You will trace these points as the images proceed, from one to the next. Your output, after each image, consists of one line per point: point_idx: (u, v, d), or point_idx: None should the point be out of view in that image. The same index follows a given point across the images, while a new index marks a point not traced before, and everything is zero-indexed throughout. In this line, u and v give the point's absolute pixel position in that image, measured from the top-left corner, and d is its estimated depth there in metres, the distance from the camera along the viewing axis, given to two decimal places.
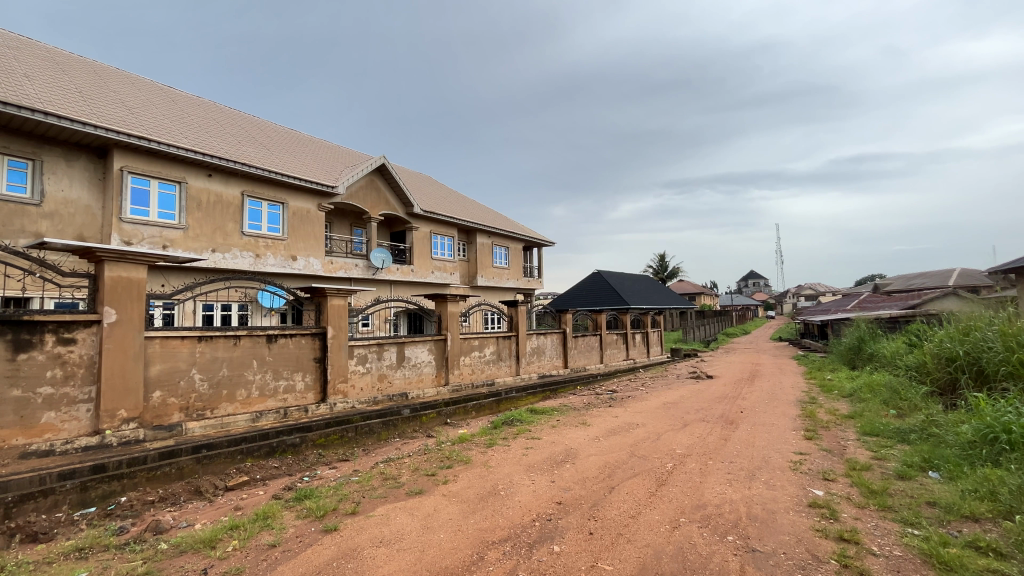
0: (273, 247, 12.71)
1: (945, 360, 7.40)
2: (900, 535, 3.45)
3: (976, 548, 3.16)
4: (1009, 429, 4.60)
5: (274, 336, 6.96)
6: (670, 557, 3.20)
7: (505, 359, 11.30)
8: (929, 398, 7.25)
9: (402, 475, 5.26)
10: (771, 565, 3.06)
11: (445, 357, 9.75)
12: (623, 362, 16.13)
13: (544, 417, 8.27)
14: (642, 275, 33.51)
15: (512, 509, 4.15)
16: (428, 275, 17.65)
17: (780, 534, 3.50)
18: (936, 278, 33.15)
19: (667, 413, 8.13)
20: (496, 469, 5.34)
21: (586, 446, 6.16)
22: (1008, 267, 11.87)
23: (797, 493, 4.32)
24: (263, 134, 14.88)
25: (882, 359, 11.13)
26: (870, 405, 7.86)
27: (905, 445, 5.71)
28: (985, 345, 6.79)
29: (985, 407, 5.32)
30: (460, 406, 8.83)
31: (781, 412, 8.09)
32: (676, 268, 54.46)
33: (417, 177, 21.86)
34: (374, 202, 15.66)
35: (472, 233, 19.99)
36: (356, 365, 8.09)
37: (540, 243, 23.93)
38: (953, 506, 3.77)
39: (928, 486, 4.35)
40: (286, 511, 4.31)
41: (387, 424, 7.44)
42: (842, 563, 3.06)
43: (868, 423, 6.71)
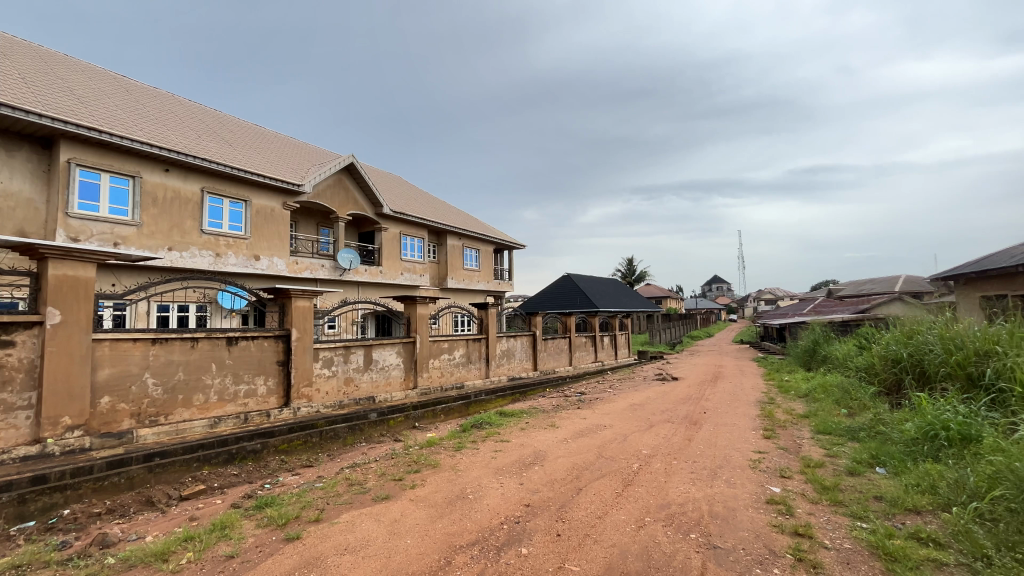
0: (234, 246, 12.26)
1: (891, 362, 7.83)
2: (849, 528, 3.63)
3: (917, 538, 3.36)
4: (947, 426, 4.91)
5: (234, 338, 6.72)
6: (635, 557, 3.25)
7: (475, 362, 11.25)
8: (876, 398, 7.65)
9: (368, 480, 5.17)
10: (731, 561, 3.16)
11: (414, 360, 9.63)
12: (591, 364, 16.35)
13: (512, 420, 8.28)
14: (611, 279, 34.10)
15: (481, 512, 4.13)
16: (398, 277, 17.41)
17: (740, 530, 3.62)
18: (883, 284, 35.14)
19: (634, 415, 8.28)
20: (465, 472, 5.30)
21: (555, 448, 6.21)
22: (947, 275, 12.69)
23: (756, 490, 4.48)
24: (225, 128, 14.36)
25: (835, 361, 11.68)
26: (824, 405, 8.23)
27: (856, 442, 6.00)
28: (926, 348, 7.19)
29: (927, 406, 5.65)
30: (429, 409, 8.70)
31: (742, 413, 8.35)
32: (644, 272, 55.72)
33: (387, 177, 21.56)
34: (342, 202, 15.33)
35: (442, 235, 19.84)
36: (322, 368, 7.89)
37: (511, 245, 23.97)
38: (898, 499, 3.99)
39: (876, 481, 4.59)
40: (246, 520, 4.15)
41: (353, 429, 7.27)
42: (797, 557, 3.19)
43: (821, 422, 7.02)
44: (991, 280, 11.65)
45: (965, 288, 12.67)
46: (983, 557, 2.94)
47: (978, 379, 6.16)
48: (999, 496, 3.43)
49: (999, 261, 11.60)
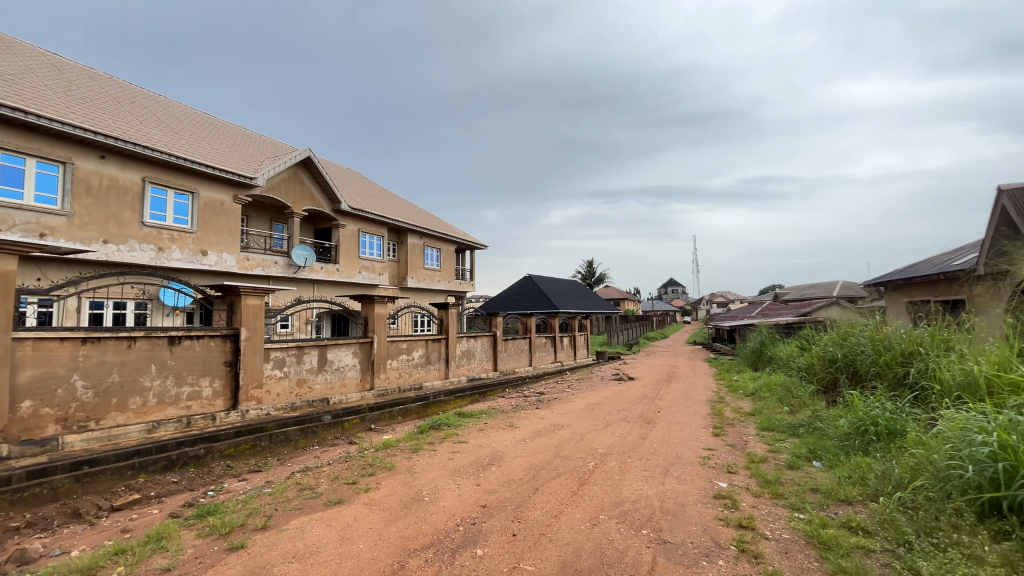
0: (178, 240, 11.58)
1: (828, 362, 8.34)
2: (788, 519, 3.84)
3: (848, 527, 3.59)
4: (877, 422, 5.28)
5: (176, 338, 6.34)
6: (589, 554, 3.31)
7: (434, 363, 11.12)
8: (815, 396, 8.12)
9: (320, 484, 5.00)
10: (680, 555, 3.28)
11: (371, 361, 9.41)
12: (550, 364, 16.52)
13: (471, 421, 8.24)
14: (572, 280, 34.61)
15: (436, 514, 4.08)
16: (355, 276, 16.98)
17: (689, 525, 3.75)
18: (823, 289, 37.47)
19: (591, 414, 8.45)
20: (421, 474, 5.23)
21: (513, 448, 6.23)
22: (878, 282, 13.67)
23: (704, 486, 4.66)
24: (170, 115, 13.54)
25: (779, 361, 12.31)
26: (768, 403, 8.67)
27: (796, 438, 6.36)
28: (859, 349, 7.71)
29: (859, 403, 6.06)
30: (386, 411, 8.51)
31: (694, 412, 8.64)
32: (603, 274, 56.85)
33: (346, 173, 20.97)
34: (297, 197, 14.80)
35: (403, 233, 19.52)
36: (273, 369, 7.58)
37: (473, 245, 23.88)
38: (832, 491, 4.25)
39: (812, 474, 4.88)
40: (185, 530, 3.93)
41: (305, 431, 7.02)
42: (740, 548, 3.34)
43: (765, 419, 7.39)
44: (917, 286, 12.61)
45: (894, 294, 13.68)
46: (904, 543, 3.18)
47: (904, 378, 6.65)
48: (918, 486, 3.71)
49: (923, 269, 12.57)
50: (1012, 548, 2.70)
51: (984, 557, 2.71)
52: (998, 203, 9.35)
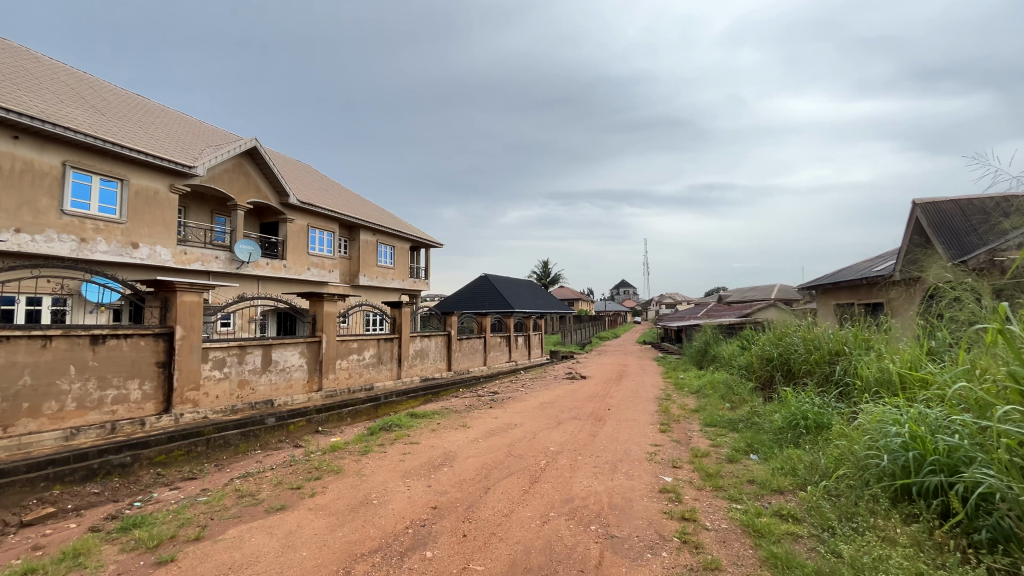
0: (105, 230, 10.69)
1: (766, 360, 8.86)
2: (727, 510, 4.04)
3: (779, 515, 3.83)
4: (807, 416, 5.67)
5: (100, 337, 5.85)
6: (539, 551, 3.34)
7: (386, 363, 10.87)
8: (753, 393, 8.59)
9: (262, 490, 4.76)
10: (626, 548, 3.38)
11: (319, 361, 9.08)
12: (505, 364, 16.56)
13: (424, 421, 8.13)
14: (527, 280, 34.89)
15: (385, 518, 3.99)
16: (304, 272, 16.34)
17: (635, 519, 3.87)
18: (762, 292, 39.80)
19: (544, 413, 8.54)
20: (370, 477, 5.09)
21: (464, 448, 6.20)
22: (811, 285, 14.66)
23: (651, 480, 4.83)
24: (97, 95, 12.47)
25: (721, 360, 12.93)
26: (711, 400, 9.10)
27: (735, 432, 6.71)
28: (793, 348, 8.25)
29: (792, 398, 6.48)
30: (334, 413, 8.22)
31: (642, 409, 8.94)
32: (558, 275, 57.74)
33: (295, 165, 20.13)
34: (241, 188, 14.04)
35: (355, 230, 18.98)
36: (211, 370, 7.14)
37: (428, 244, 23.58)
38: (766, 482, 4.52)
39: (749, 466, 5.17)
40: (107, 545, 3.63)
41: (246, 435, 6.66)
42: (682, 539, 3.49)
43: (708, 415, 7.76)
44: (843, 289, 13.63)
45: (824, 297, 14.72)
46: (828, 528, 3.42)
47: (831, 375, 7.15)
48: (841, 475, 4.00)
49: (849, 275, 13.60)
50: (920, 529, 2.95)
51: (896, 538, 2.95)
52: (913, 215, 10.25)
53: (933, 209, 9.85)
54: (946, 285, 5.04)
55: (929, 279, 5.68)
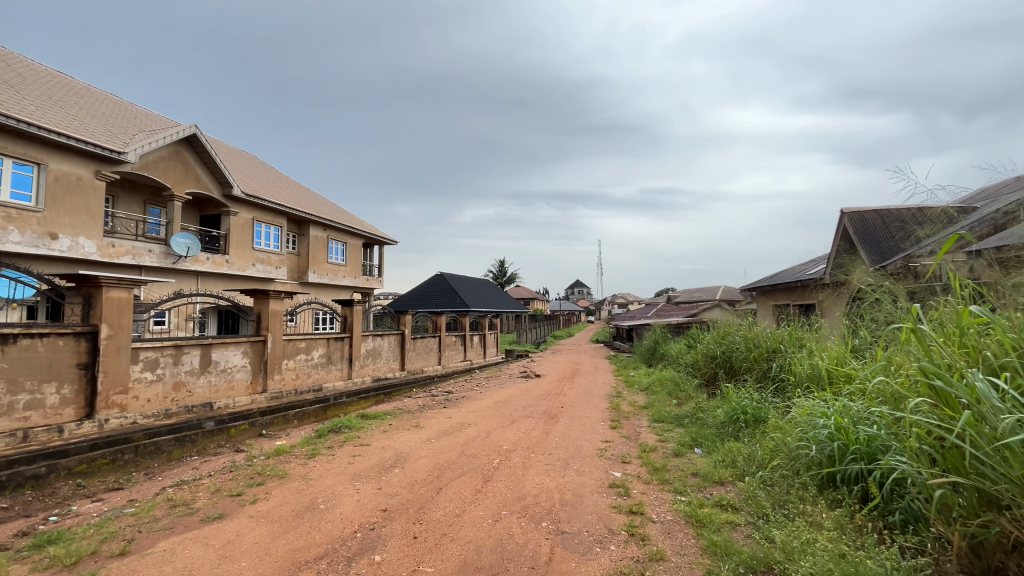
0: (19, 219, 9.72)
1: (710, 358, 9.29)
2: (672, 502, 4.19)
3: (720, 505, 4.02)
4: (746, 411, 5.99)
5: (11, 337, 5.32)
6: (490, 550, 3.33)
7: (337, 363, 10.53)
8: (699, 389, 8.99)
9: (197, 499, 4.48)
10: (575, 543, 3.44)
11: (263, 361, 8.65)
12: (460, 363, 16.46)
13: (375, 422, 7.95)
14: (483, 280, 34.85)
15: (332, 522, 3.86)
16: (247, 268, 15.55)
17: (585, 515, 3.94)
18: (707, 293, 41.75)
19: (498, 411, 8.56)
20: (317, 481, 4.91)
21: (417, 449, 6.10)
22: (751, 287, 15.52)
23: (601, 476, 4.94)
24: (10, 69, 11.30)
25: (669, 358, 13.43)
26: (659, 397, 9.45)
27: (681, 427, 7.00)
28: (734, 346, 8.69)
29: (733, 394, 6.83)
30: (280, 415, 7.85)
31: (594, 407, 9.14)
32: (514, 275, 58.06)
33: (239, 155, 19.10)
34: (177, 177, 13.15)
35: (305, 224, 18.26)
36: (142, 372, 6.66)
37: (381, 241, 23.06)
38: (708, 474, 4.74)
39: (693, 460, 5.40)
40: (15, 564, 3.30)
41: (181, 441, 6.25)
42: (629, 532, 3.59)
43: (656, 411, 8.05)
44: (780, 291, 14.54)
45: (763, 298, 15.63)
46: (763, 516, 3.64)
47: (768, 371, 7.59)
48: (776, 465, 4.26)
49: (785, 277, 14.51)
50: (842, 513, 3.19)
51: (822, 522, 3.17)
52: (841, 224, 11.04)
53: (858, 218, 10.66)
54: (867, 288, 5.48)
55: (853, 282, 6.16)
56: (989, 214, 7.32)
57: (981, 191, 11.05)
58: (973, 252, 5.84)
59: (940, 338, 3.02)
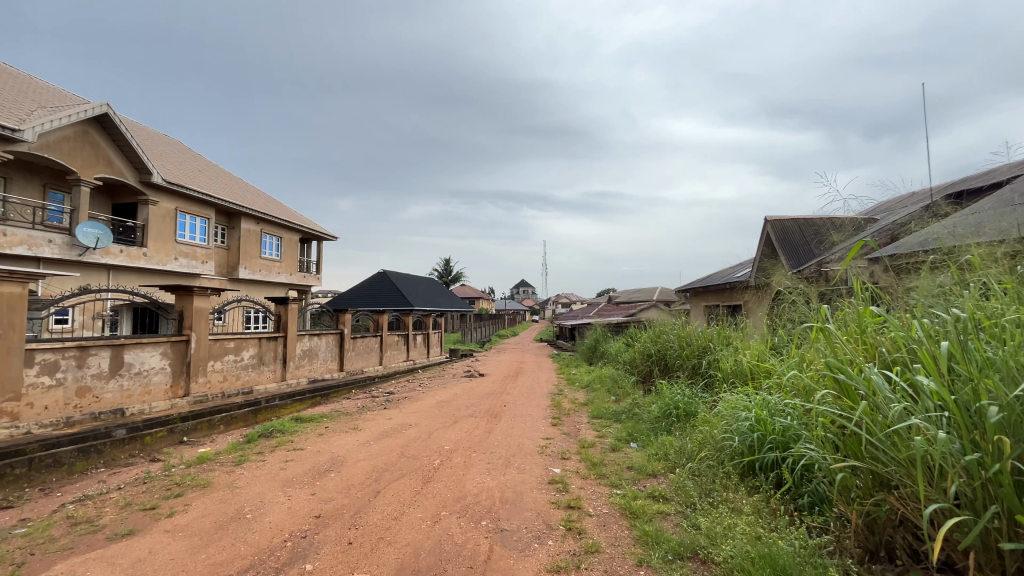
0: None
1: (646, 356, 9.70)
2: (608, 495, 4.33)
3: (652, 496, 4.21)
4: (679, 406, 6.31)
5: None
6: (428, 552, 3.29)
7: (269, 363, 9.96)
8: (635, 385, 9.38)
9: (103, 515, 4.08)
10: (514, 540, 3.47)
11: (186, 363, 8.02)
12: (403, 363, 16.11)
13: (309, 426, 7.60)
14: (428, 278, 34.32)
15: (259, 532, 3.65)
16: (168, 262, 14.36)
17: (524, 512, 3.99)
18: (645, 295, 43.62)
19: (440, 411, 8.47)
20: (244, 489, 4.62)
21: (355, 452, 5.90)
22: (685, 288, 16.36)
23: (541, 473, 5.02)
24: None
25: (609, 356, 13.88)
26: (599, 394, 9.76)
27: (618, 423, 7.27)
28: (668, 344, 9.14)
29: (666, 390, 7.18)
30: (204, 420, 7.31)
31: (536, 405, 9.27)
32: (459, 273, 57.75)
33: (160, 139, 17.59)
34: (85, 160, 11.90)
35: (235, 217, 17.14)
36: (39, 376, 5.98)
37: (320, 236, 22.13)
38: (643, 467, 4.95)
39: (628, 454, 5.61)
40: None
41: (86, 452, 5.66)
42: (566, 527, 3.68)
43: (595, 408, 8.30)
44: (711, 292, 15.44)
45: (696, 299, 16.52)
46: (691, 504, 3.85)
47: (699, 368, 8.04)
48: (704, 457, 4.52)
49: (715, 280, 15.43)
50: (760, 498, 3.44)
51: (742, 508, 3.40)
52: (765, 231, 11.90)
53: (779, 226, 11.53)
54: (785, 290, 5.95)
55: (774, 284, 6.66)
56: (888, 225, 8.24)
57: (881, 204, 12.32)
58: (874, 259, 6.49)
59: (844, 336, 3.34)
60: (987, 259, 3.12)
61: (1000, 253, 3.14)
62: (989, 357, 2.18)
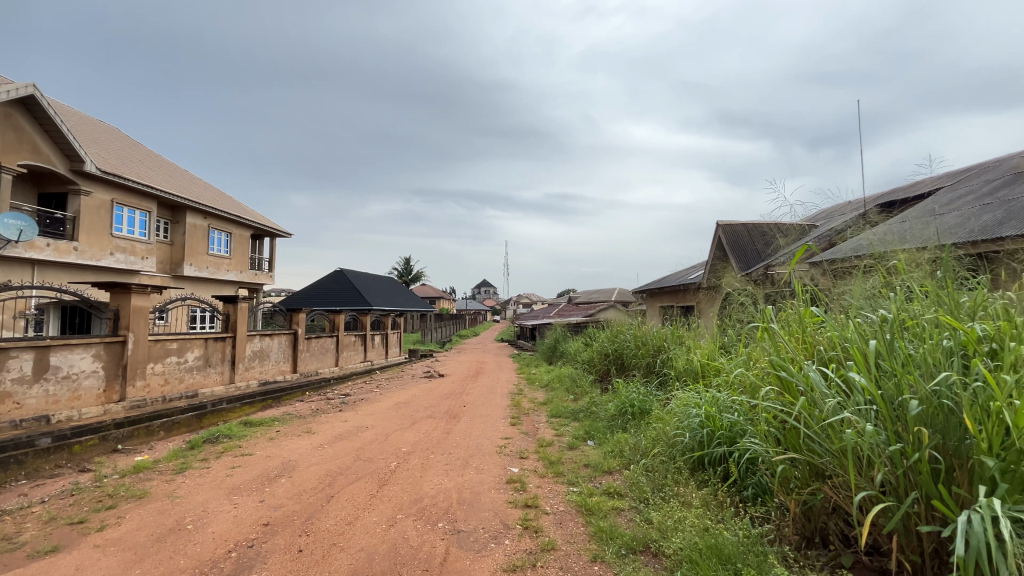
0: None
1: (604, 355, 9.90)
2: (565, 494, 4.38)
3: (607, 492, 4.30)
4: (634, 404, 6.47)
5: None
6: (383, 556, 3.22)
7: (216, 365, 9.47)
8: (593, 384, 9.56)
9: (23, 532, 3.75)
10: (471, 541, 3.45)
11: (122, 365, 7.49)
12: (359, 363, 15.72)
13: (259, 430, 7.28)
14: (387, 277, 33.63)
15: (202, 543, 3.46)
16: (103, 257, 13.38)
17: (482, 512, 3.98)
18: (603, 295, 44.53)
19: (398, 413, 8.32)
20: (185, 499, 4.37)
21: (307, 456, 5.70)
22: (642, 289, 16.82)
23: (499, 473, 5.02)
24: None
25: (568, 356, 14.06)
26: (558, 392, 9.88)
27: (576, 421, 7.38)
28: (625, 344, 9.36)
29: (623, 388, 7.35)
30: (141, 426, 6.85)
31: (495, 405, 9.26)
32: (419, 272, 56.98)
33: (95, 126, 16.38)
34: (6, 145, 10.91)
35: (179, 210, 16.19)
36: None
37: (274, 233, 21.26)
38: (599, 465, 5.04)
39: (585, 452, 5.70)
40: None
41: (4, 463, 5.19)
42: (524, 525, 3.69)
43: (554, 407, 8.40)
44: (666, 293, 15.95)
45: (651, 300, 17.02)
46: (644, 499, 3.95)
47: (653, 366, 8.29)
48: (657, 453, 4.65)
49: (670, 281, 15.96)
50: (708, 492, 3.58)
51: (692, 501, 3.52)
52: (717, 235, 12.41)
53: (730, 230, 12.04)
54: (735, 291, 6.22)
55: (725, 285, 6.93)
56: (828, 231, 8.77)
57: (822, 212, 13.11)
58: (815, 263, 6.88)
59: (786, 335, 3.53)
60: (912, 264, 3.38)
61: (923, 259, 3.41)
62: (911, 354, 2.35)
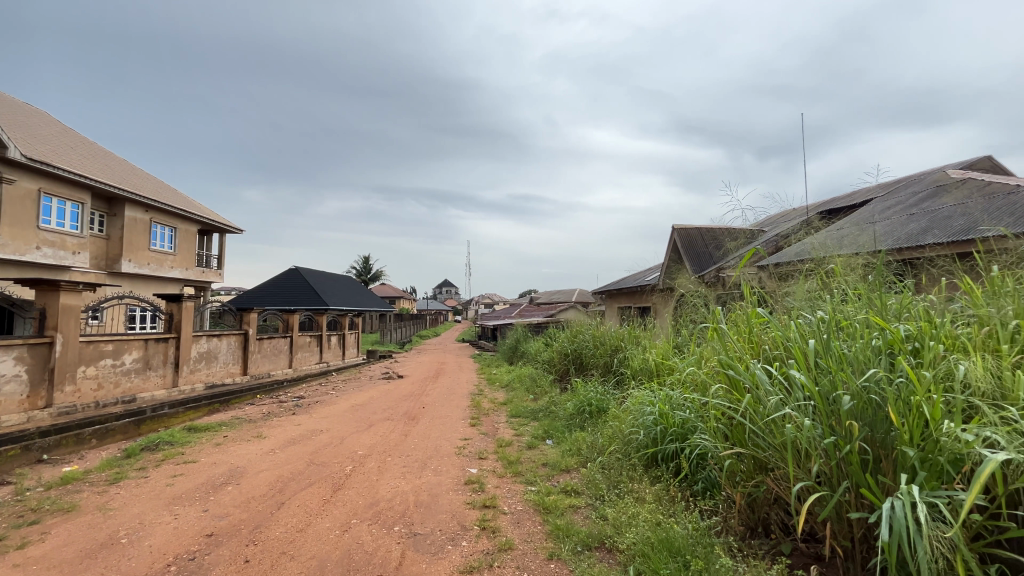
0: None
1: (563, 355, 10.03)
2: (523, 493, 4.41)
3: (564, 491, 4.36)
4: (592, 402, 6.59)
5: None
6: (335, 563, 3.14)
7: (157, 368, 8.93)
8: (553, 384, 9.66)
9: None
10: (427, 543, 3.42)
11: (49, 368, 6.93)
12: (315, 365, 15.22)
13: (204, 436, 6.90)
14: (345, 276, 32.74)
15: (137, 558, 3.25)
16: (28, 252, 12.34)
17: (439, 514, 3.94)
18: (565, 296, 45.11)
19: (355, 415, 8.11)
20: (120, 511, 4.09)
21: (257, 462, 5.46)
22: (601, 290, 17.14)
23: (458, 474, 4.99)
24: None
25: (529, 356, 14.13)
26: (518, 392, 9.91)
27: (535, 421, 7.43)
28: (584, 343, 9.51)
29: (581, 387, 7.46)
30: (71, 434, 6.36)
31: (455, 405, 9.20)
32: (379, 272, 55.85)
33: (20, 109, 15.10)
34: None
35: (117, 202, 15.15)
36: None
37: (223, 229, 20.26)
38: (557, 463, 5.10)
39: (544, 451, 5.75)
40: None
41: None
42: (481, 526, 3.69)
43: (514, 407, 8.42)
44: (624, 294, 16.32)
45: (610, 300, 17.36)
46: (600, 496, 4.03)
47: (611, 366, 8.46)
48: (613, 450, 4.75)
49: (628, 283, 16.34)
50: (661, 487, 3.68)
51: (646, 496, 3.62)
52: (672, 239, 12.82)
53: (685, 234, 12.47)
54: (688, 293, 6.45)
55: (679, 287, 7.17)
56: (774, 236, 9.23)
57: (769, 217, 13.80)
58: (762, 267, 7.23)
59: (734, 335, 3.69)
60: (846, 268, 3.61)
61: (857, 264, 3.65)
62: (844, 352, 2.52)
